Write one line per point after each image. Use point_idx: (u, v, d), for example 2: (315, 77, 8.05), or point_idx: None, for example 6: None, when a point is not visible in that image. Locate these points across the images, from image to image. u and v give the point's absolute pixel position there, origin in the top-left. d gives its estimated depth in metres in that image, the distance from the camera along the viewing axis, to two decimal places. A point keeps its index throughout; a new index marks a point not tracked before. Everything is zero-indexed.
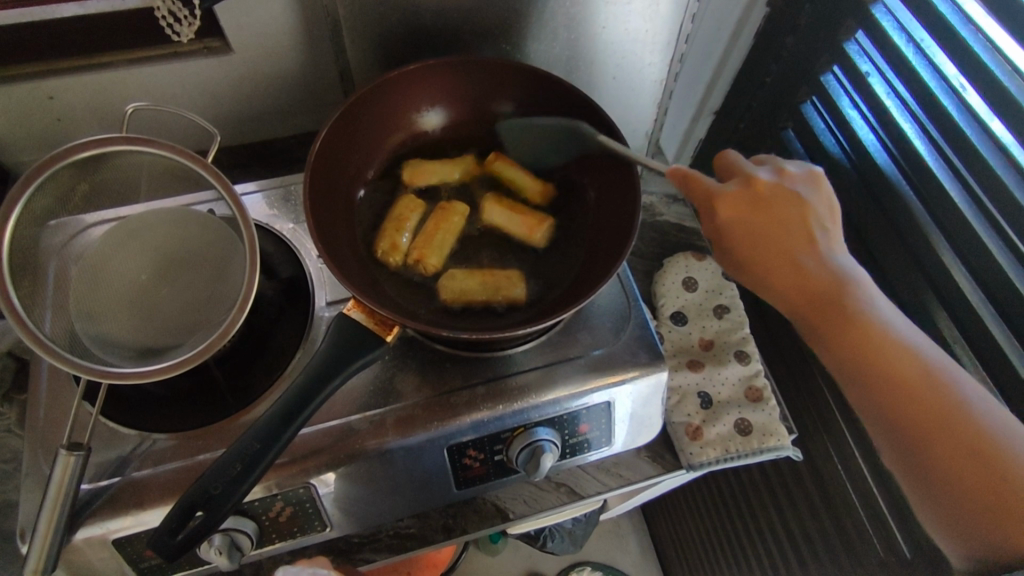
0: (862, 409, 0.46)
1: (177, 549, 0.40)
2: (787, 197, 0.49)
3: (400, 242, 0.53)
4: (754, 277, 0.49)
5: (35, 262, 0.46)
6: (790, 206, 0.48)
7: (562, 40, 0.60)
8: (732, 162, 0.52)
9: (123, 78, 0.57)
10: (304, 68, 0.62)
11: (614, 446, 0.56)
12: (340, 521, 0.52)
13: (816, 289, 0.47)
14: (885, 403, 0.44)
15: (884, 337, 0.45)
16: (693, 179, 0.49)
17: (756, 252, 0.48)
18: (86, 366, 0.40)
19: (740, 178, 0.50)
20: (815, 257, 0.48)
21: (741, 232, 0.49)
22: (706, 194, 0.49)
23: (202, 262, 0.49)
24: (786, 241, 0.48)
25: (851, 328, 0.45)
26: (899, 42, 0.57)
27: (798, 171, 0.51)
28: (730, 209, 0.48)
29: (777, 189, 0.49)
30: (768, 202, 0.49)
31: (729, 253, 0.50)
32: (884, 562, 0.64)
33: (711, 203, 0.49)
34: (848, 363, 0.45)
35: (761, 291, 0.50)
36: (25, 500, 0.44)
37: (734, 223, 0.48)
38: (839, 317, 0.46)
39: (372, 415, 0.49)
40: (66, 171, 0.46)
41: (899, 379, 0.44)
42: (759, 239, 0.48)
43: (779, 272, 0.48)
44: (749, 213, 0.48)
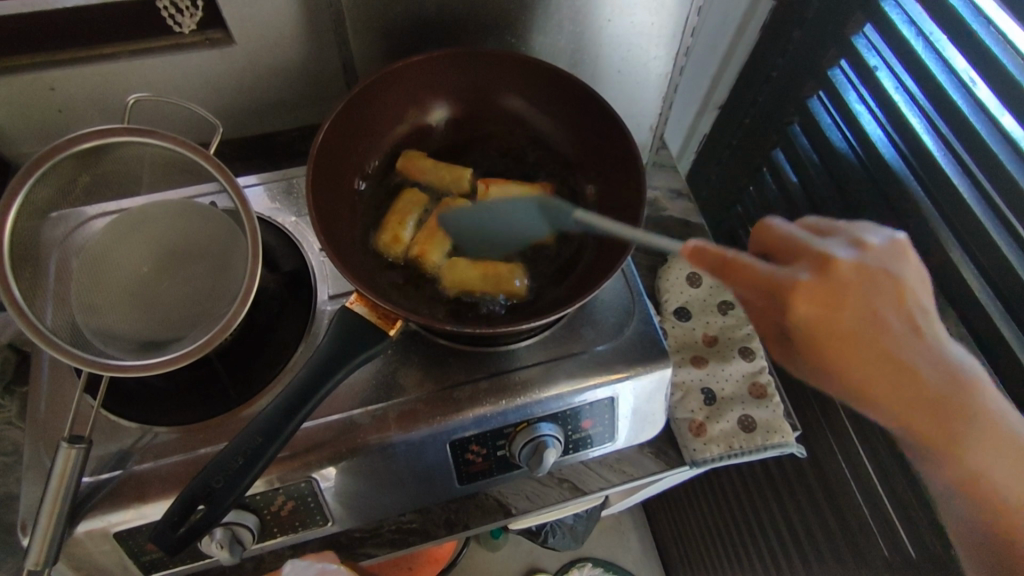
0: (939, 484, 0.45)
1: (178, 541, 0.40)
2: (879, 285, 0.39)
3: (402, 235, 0.52)
4: (847, 390, 0.40)
5: (36, 254, 0.46)
6: (882, 296, 0.39)
7: (567, 33, 0.60)
8: (789, 238, 0.41)
9: (124, 68, 0.56)
10: (306, 61, 0.62)
11: (617, 442, 0.56)
12: (342, 515, 0.52)
13: (925, 393, 0.39)
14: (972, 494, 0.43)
15: (985, 434, 0.40)
16: (752, 273, 0.39)
17: (853, 360, 0.38)
18: (87, 359, 0.40)
19: (814, 264, 0.39)
20: (922, 354, 0.39)
21: (827, 336, 0.38)
22: (779, 290, 0.38)
23: (204, 256, 0.49)
24: (886, 342, 0.38)
25: (957, 429, 0.40)
26: (908, 35, 0.57)
27: (877, 243, 0.41)
28: (814, 310, 0.38)
29: (863, 275, 0.39)
30: (854, 291, 0.38)
31: (810, 355, 0.39)
32: (887, 560, 0.63)
33: (786, 302, 0.38)
34: (943, 459, 0.42)
35: (852, 399, 0.40)
36: (27, 493, 0.44)
37: (819, 327, 0.38)
38: (945, 418, 0.40)
39: (374, 409, 0.49)
40: (67, 162, 0.45)
41: (987, 475, 0.42)
42: (857, 344, 0.38)
43: (884, 379, 0.39)
44: (834, 312, 0.38)
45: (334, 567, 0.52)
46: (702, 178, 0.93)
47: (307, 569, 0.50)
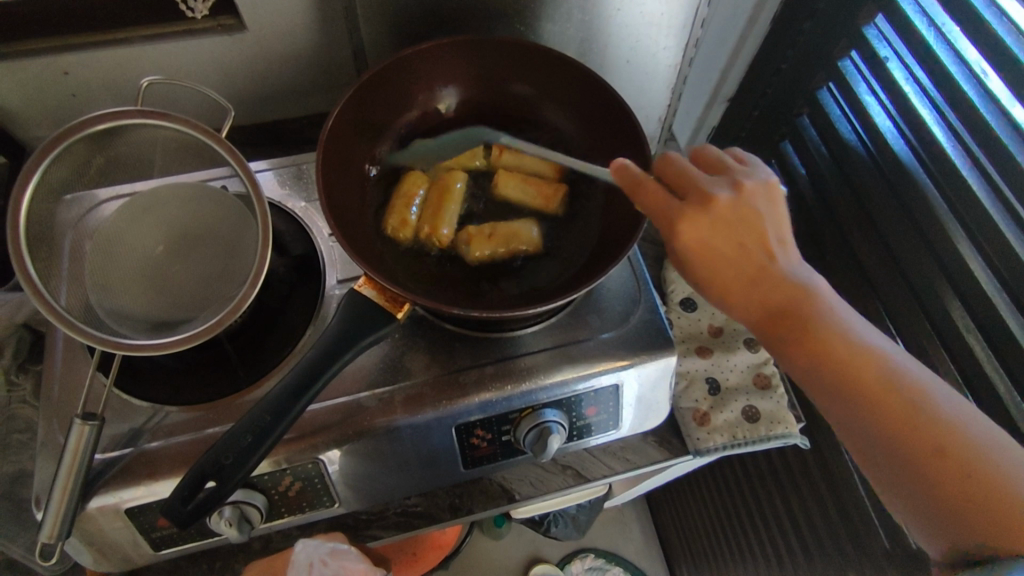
0: (834, 420, 0.41)
1: (190, 515, 0.41)
2: (744, 211, 0.41)
3: (408, 217, 0.53)
4: (715, 294, 0.42)
5: (51, 234, 0.46)
6: (746, 220, 0.41)
7: (576, 22, 0.60)
8: (680, 171, 0.43)
9: (138, 53, 0.57)
10: (316, 47, 0.62)
11: (621, 430, 0.57)
12: (348, 497, 0.52)
13: (779, 306, 0.41)
14: (864, 418, 0.39)
15: (852, 349, 0.40)
16: (648, 193, 0.41)
17: (714, 267, 0.41)
18: (101, 337, 0.41)
19: (694, 191, 0.41)
20: (773, 271, 0.41)
21: (696, 251, 0.41)
22: (662, 211, 0.41)
23: (214, 238, 0.50)
24: (744, 258, 0.41)
25: (817, 341, 0.40)
26: (920, 27, 0.57)
27: (753, 183, 0.42)
28: (691, 228, 0.40)
29: (730, 204, 0.41)
30: (727, 215, 0.41)
31: (686, 270, 0.42)
32: (889, 553, 0.64)
33: (665, 220, 0.41)
34: (818, 380, 0.41)
35: (720, 306, 0.43)
36: (41, 468, 0.45)
37: (692, 234, 0.40)
38: (802, 329, 0.41)
39: (381, 392, 0.50)
40: (81, 143, 0.46)
41: (869, 392, 0.39)
42: (716, 258, 0.41)
43: (740, 287, 0.41)
44: (708, 229, 0.41)
45: (346, 548, 0.52)
46: None
47: (318, 549, 0.51)
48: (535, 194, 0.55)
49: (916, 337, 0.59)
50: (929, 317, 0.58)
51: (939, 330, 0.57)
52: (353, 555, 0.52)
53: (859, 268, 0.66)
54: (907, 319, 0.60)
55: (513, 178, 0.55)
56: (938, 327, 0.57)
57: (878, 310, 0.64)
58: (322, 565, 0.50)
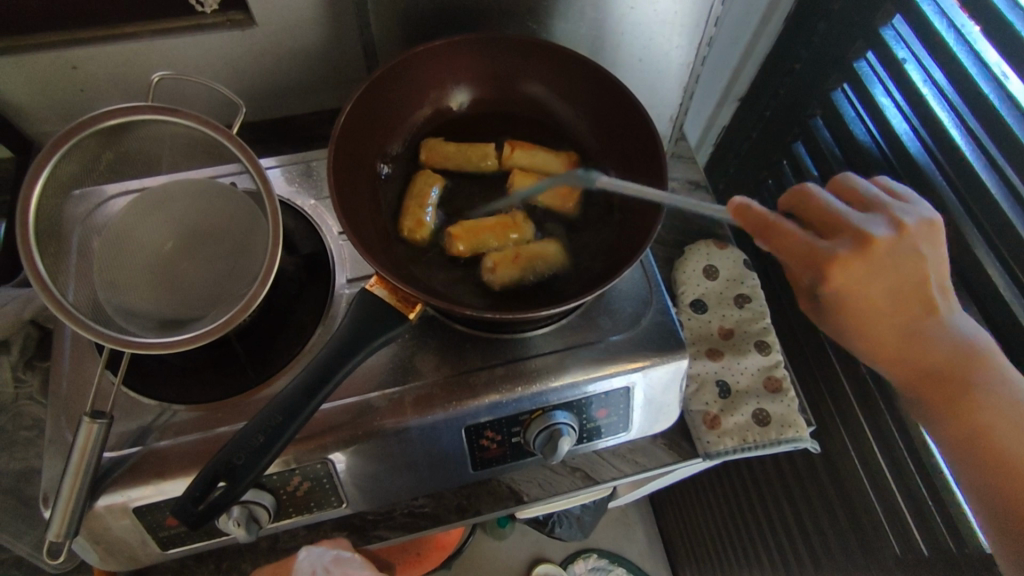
0: (952, 461, 0.46)
1: (200, 516, 0.40)
2: (911, 258, 0.42)
3: (424, 219, 0.52)
4: (862, 345, 0.45)
5: (59, 229, 0.46)
6: (909, 271, 0.42)
7: (589, 20, 0.59)
8: (830, 213, 0.43)
9: (147, 48, 0.57)
10: (327, 44, 0.62)
11: (631, 432, 0.56)
12: (356, 497, 0.52)
13: (930, 360, 0.44)
14: (987, 471, 0.43)
15: (993, 408, 0.43)
16: (788, 238, 0.41)
17: (869, 321, 0.43)
18: (110, 335, 0.40)
19: (851, 234, 0.42)
20: (934, 326, 0.44)
21: (854, 302, 0.42)
22: (813, 255, 0.41)
23: (224, 236, 0.49)
24: (900, 311, 0.43)
25: (958, 396, 0.44)
26: (939, 27, 0.56)
27: (915, 222, 0.43)
28: (841, 277, 0.41)
29: (894, 248, 0.42)
30: (884, 263, 0.41)
31: (833, 321, 0.44)
32: (899, 559, 0.63)
33: (819, 267, 0.41)
34: (952, 431, 0.45)
35: (863, 353, 0.46)
36: (49, 466, 0.45)
37: (851, 291, 0.41)
38: (947, 385, 0.44)
39: (391, 393, 0.49)
40: (91, 139, 0.46)
41: (996, 450, 0.43)
42: (870, 309, 0.43)
43: (891, 341, 0.44)
44: (865, 284, 0.41)
45: (348, 556, 0.52)
46: (719, 170, 0.92)
47: (321, 557, 0.50)
48: (550, 194, 0.54)
49: None
50: None
51: None
52: (355, 563, 0.52)
53: None
54: None
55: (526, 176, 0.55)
56: None
57: None
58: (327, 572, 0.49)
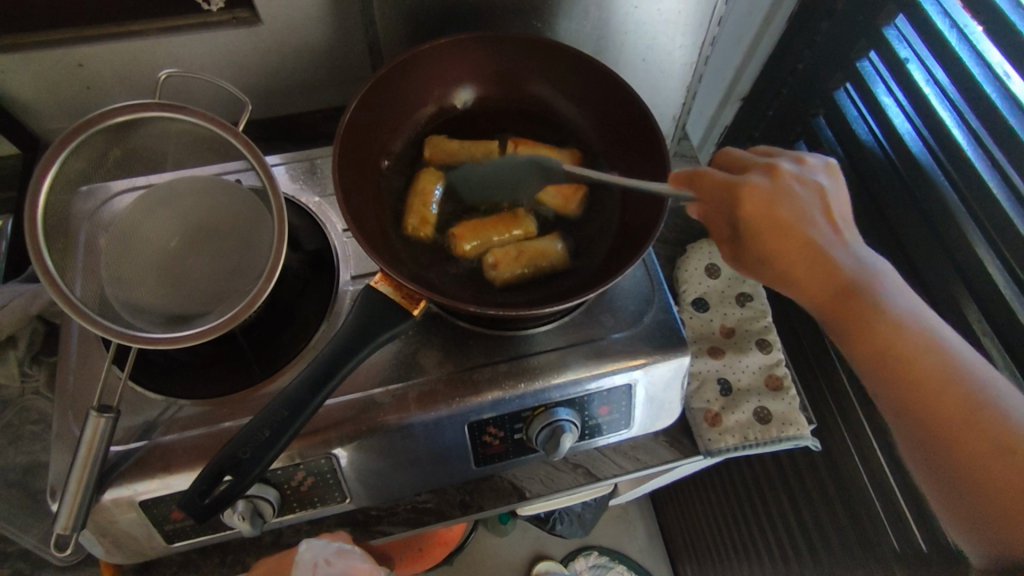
0: (876, 397, 0.42)
1: (206, 509, 0.41)
2: (810, 188, 0.45)
3: (429, 216, 0.52)
4: (772, 274, 0.44)
5: (67, 226, 0.46)
6: (806, 196, 0.44)
7: (593, 19, 0.59)
8: (741, 157, 0.47)
9: (153, 46, 0.57)
10: (331, 42, 0.62)
11: (632, 429, 0.56)
12: (358, 493, 0.52)
13: (842, 284, 0.42)
14: (908, 396, 0.40)
15: (903, 329, 0.41)
16: (705, 173, 0.45)
17: (777, 241, 0.43)
18: (118, 330, 0.41)
19: (761, 168, 0.46)
20: (840, 249, 0.43)
21: (760, 221, 0.43)
22: (723, 183, 0.44)
23: (230, 232, 0.50)
24: (813, 232, 0.43)
25: (872, 322, 0.41)
26: (942, 28, 0.56)
27: (817, 161, 0.47)
28: (753, 202, 0.43)
29: (799, 179, 0.45)
30: (789, 192, 0.44)
31: (746, 247, 0.45)
32: (899, 557, 0.64)
33: (731, 195, 0.44)
34: (871, 364, 0.41)
35: (776, 286, 0.45)
36: (56, 460, 0.45)
37: (755, 212, 0.43)
38: (857, 309, 0.42)
39: (394, 389, 0.50)
40: (98, 136, 0.46)
41: (912, 369, 0.40)
42: (783, 228, 0.43)
43: (800, 263, 0.43)
44: (769, 204, 0.43)
45: (350, 548, 0.52)
46: None
47: (323, 549, 0.50)
48: (554, 194, 0.55)
49: None
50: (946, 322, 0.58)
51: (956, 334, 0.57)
52: (359, 555, 0.52)
53: None
54: None
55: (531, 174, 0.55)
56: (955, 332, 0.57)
57: None
58: (328, 564, 0.49)
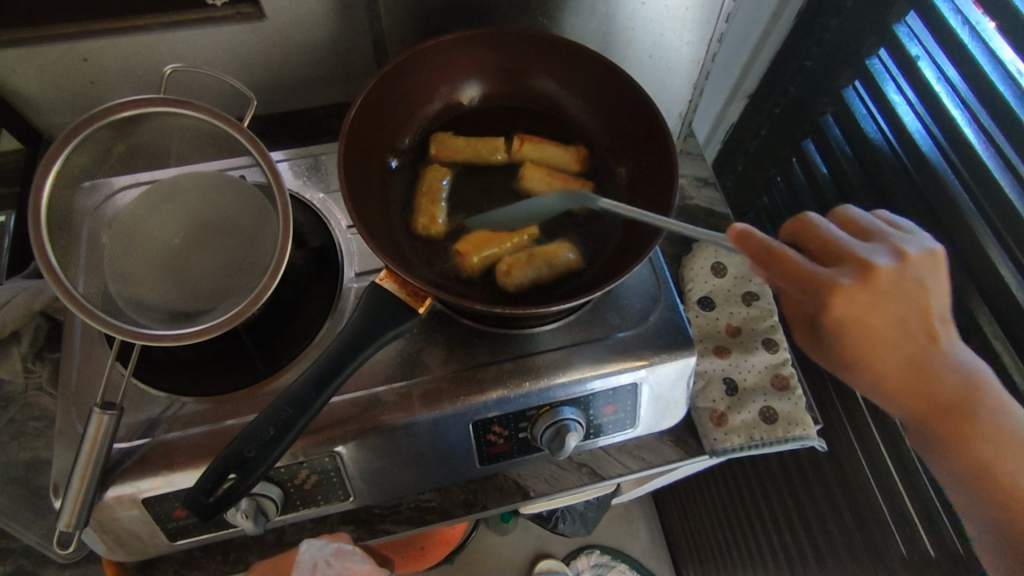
0: (948, 479, 0.45)
1: (211, 508, 0.40)
2: (912, 292, 0.40)
3: (437, 215, 0.52)
4: (860, 376, 0.42)
5: (70, 221, 0.46)
6: (910, 300, 0.40)
7: (600, 15, 0.59)
8: (833, 242, 0.41)
9: (157, 41, 0.57)
10: (336, 37, 0.62)
11: (637, 429, 0.56)
12: (362, 491, 0.52)
13: (936, 390, 0.41)
14: (991, 500, 0.42)
15: (994, 437, 0.41)
16: (792, 265, 0.39)
17: (871, 352, 0.40)
18: (120, 327, 0.40)
19: (855, 265, 0.39)
20: (936, 354, 0.41)
21: (856, 331, 0.40)
22: (817, 285, 0.38)
23: (234, 229, 0.49)
24: (907, 339, 0.41)
25: (962, 426, 0.42)
26: (954, 24, 0.55)
27: (916, 254, 0.41)
28: (849, 310, 0.39)
29: (901, 282, 0.39)
30: (887, 295, 0.39)
31: (829, 348, 0.42)
32: (905, 559, 0.63)
33: (824, 298, 0.38)
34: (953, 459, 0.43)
35: (862, 385, 0.43)
36: (59, 457, 0.45)
37: (849, 321, 0.39)
38: (949, 414, 0.42)
39: (399, 387, 0.49)
40: (103, 131, 0.46)
41: (994, 472, 0.42)
42: (875, 340, 0.40)
43: (893, 374, 0.41)
44: (865, 312, 0.39)
45: (349, 548, 0.52)
46: (727, 167, 0.92)
47: (323, 549, 0.50)
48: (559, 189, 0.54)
49: None
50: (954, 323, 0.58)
51: (965, 337, 0.57)
52: (357, 557, 0.52)
53: None
54: None
55: (538, 170, 0.55)
56: (964, 334, 0.57)
57: None
58: (327, 565, 0.50)
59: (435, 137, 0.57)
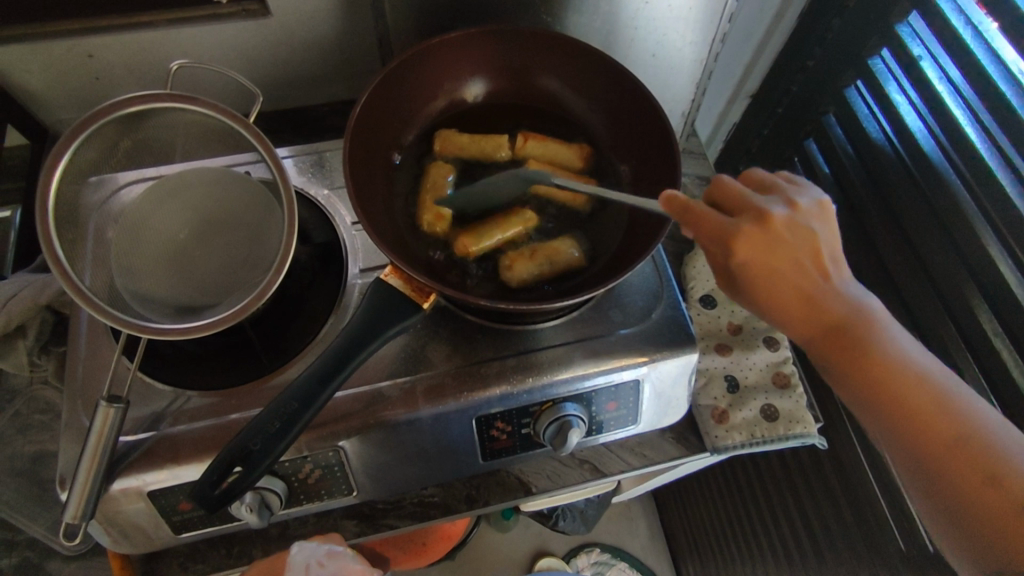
0: (875, 433, 0.43)
1: (218, 501, 0.41)
2: (801, 234, 0.40)
3: (443, 212, 0.52)
4: (767, 320, 0.42)
5: (77, 216, 0.46)
6: (803, 241, 0.41)
7: (604, 14, 0.59)
8: (733, 192, 0.42)
9: (163, 37, 0.57)
10: (341, 35, 0.62)
11: (639, 425, 0.56)
12: (365, 486, 0.52)
13: (833, 326, 0.41)
14: (912, 445, 0.40)
15: (899, 372, 0.40)
16: (701, 216, 0.40)
17: (771, 292, 0.41)
18: (127, 321, 0.41)
19: (750, 211, 0.41)
20: (829, 293, 0.41)
21: (755, 270, 0.40)
22: (720, 231, 0.40)
23: (239, 224, 0.50)
24: (802, 279, 0.41)
25: (867, 365, 0.41)
26: (956, 25, 0.56)
27: (806, 203, 0.42)
28: (747, 250, 0.40)
29: (791, 226, 0.41)
30: (782, 237, 0.40)
31: (737, 290, 0.42)
32: (904, 556, 0.64)
33: (724, 242, 0.40)
34: (866, 403, 0.41)
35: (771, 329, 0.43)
36: (65, 450, 0.45)
37: (748, 263, 0.40)
38: (847, 351, 0.41)
39: (403, 382, 0.50)
40: (110, 126, 0.46)
41: (913, 410, 0.40)
42: (774, 277, 0.41)
43: (794, 313, 0.41)
44: (762, 254, 0.40)
45: (341, 549, 0.52)
46: (729, 166, 0.92)
47: (315, 550, 0.50)
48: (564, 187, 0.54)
49: (943, 342, 0.59)
50: (955, 322, 0.58)
51: (966, 336, 0.57)
52: (349, 557, 0.52)
53: (883, 270, 0.66)
54: (930, 321, 0.60)
55: (541, 166, 0.55)
56: (965, 333, 0.57)
57: (902, 312, 0.64)
58: (319, 567, 0.49)
59: (440, 134, 0.57)
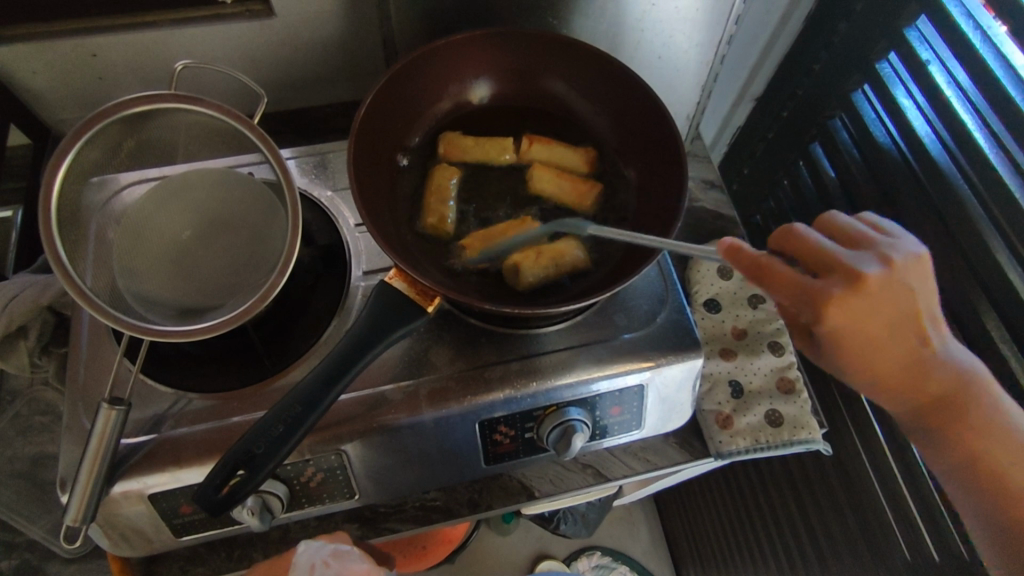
0: (928, 452, 0.47)
1: (220, 505, 0.40)
2: (901, 299, 0.39)
3: (447, 216, 0.52)
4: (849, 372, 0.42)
5: (79, 216, 0.46)
6: (902, 305, 0.39)
7: (610, 16, 0.59)
8: (815, 248, 0.40)
9: (167, 37, 0.57)
10: (346, 36, 0.62)
11: (643, 430, 0.56)
12: (367, 489, 0.52)
13: (928, 388, 0.43)
14: (981, 490, 0.45)
15: (970, 411, 0.44)
16: (786, 280, 0.38)
17: (861, 352, 0.40)
18: (130, 323, 0.40)
19: (842, 275, 0.38)
20: (925, 350, 0.42)
21: (852, 336, 0.39)
22: (810, 298, 0.38)
23: (242, 225, 0.49)
24: (894, 343, 0.41)
25: (937, 406, 0.44)
26: (965, 29, 0.55)
27: (904, 258, 0.39)
28: (842, 319, 0.38)
29: (891, 291, 0.38)
30: (879, 303, 0.38)
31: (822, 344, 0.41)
32: (909, 563, 0.63)
33: (818, 310, 0.38)
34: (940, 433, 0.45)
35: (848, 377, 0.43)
36: (66, 452, 0.45)
37: (844, 331, 0.39)
38: (950, 405, 0.44)
39: (406, 386, 0.49)
40: (113, 126, 0.46)
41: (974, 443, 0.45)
42: (866, 341, 0.40)
43: (883, 368, 0.42)
44: (857, 322, 0.38)
45: (346, 550, 0.50)
46: (733, 169, 0.92)
47: (320, 551, 0.49)
48: (569, 189, 0.54)
49: None
50: (962, 328, 0.58)
51: (973, 342, 0.57)
52: (355, 556, 0.50)
53: None
54: None
55: (546, 170, 0.55)
56: (972, 340, 0.57)
57: None
58: (324, 566, 0.48)
59: (444, 136, 0.57)
